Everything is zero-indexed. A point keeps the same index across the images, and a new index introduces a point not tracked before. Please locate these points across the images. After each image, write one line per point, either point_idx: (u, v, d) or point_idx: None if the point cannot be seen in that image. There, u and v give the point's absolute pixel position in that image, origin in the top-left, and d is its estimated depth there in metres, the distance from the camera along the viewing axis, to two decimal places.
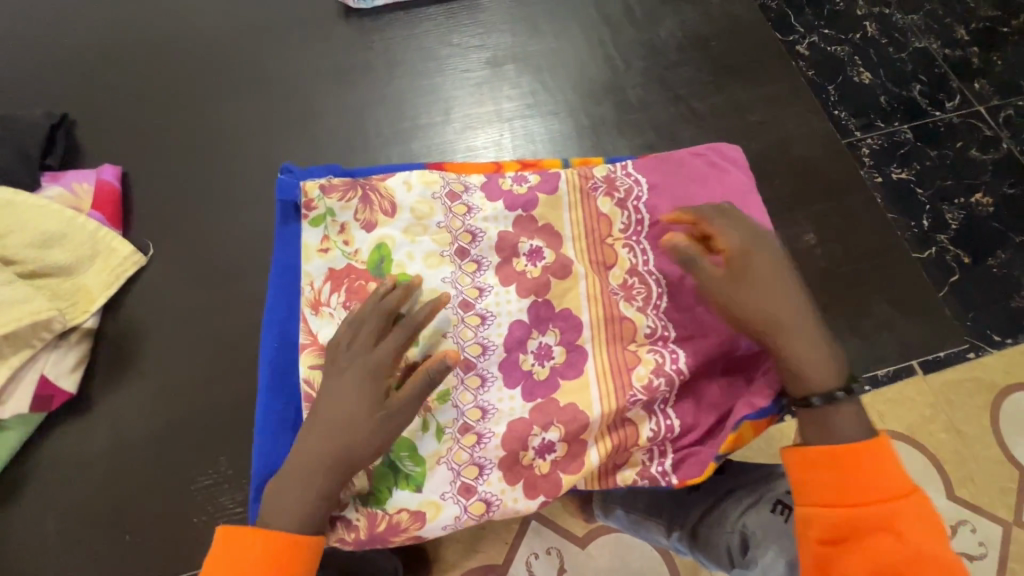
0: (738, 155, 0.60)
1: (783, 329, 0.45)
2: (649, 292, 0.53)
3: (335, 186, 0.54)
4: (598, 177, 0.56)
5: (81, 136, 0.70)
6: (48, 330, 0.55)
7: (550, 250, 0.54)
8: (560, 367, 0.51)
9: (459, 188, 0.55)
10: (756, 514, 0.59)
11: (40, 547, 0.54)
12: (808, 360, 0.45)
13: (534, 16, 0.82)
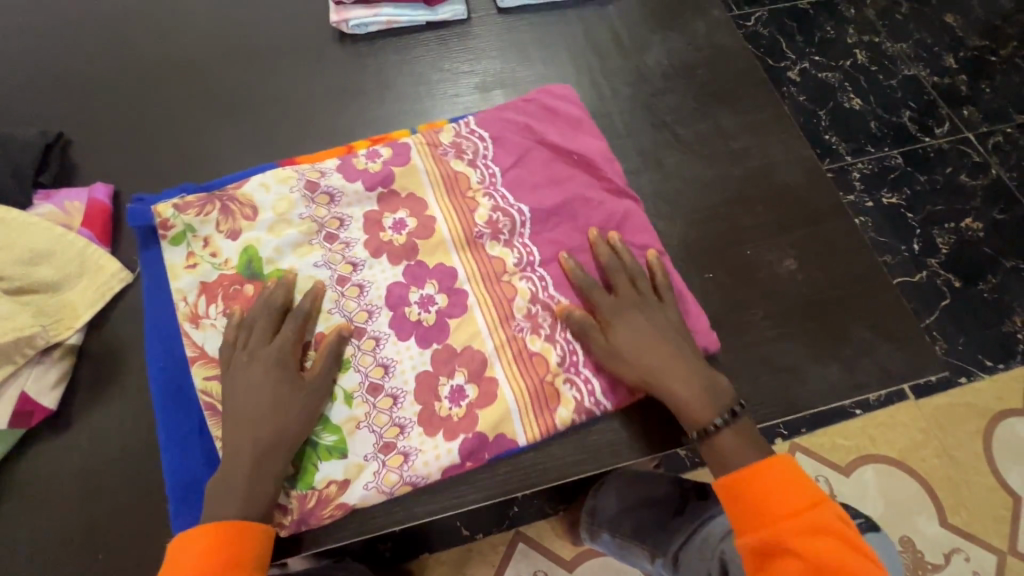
0: (564, 91, 0.73)
1: (655, 374, 0.58)
2: (512, 225, 0.65)
3: (188, 204, 0.63)
4: (446, 142, 0.68)
5: (75, 154, 0.71)
6: (31, 346, 0.56)
7: (412, 217, 0.64)
8: (445, 309, 0.61)
9: (315, 177, 0.65)
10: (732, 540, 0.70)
11: (10, 565, 0.54)
12: (683, 400, 0.58)
13: (523, 43, 0.84)
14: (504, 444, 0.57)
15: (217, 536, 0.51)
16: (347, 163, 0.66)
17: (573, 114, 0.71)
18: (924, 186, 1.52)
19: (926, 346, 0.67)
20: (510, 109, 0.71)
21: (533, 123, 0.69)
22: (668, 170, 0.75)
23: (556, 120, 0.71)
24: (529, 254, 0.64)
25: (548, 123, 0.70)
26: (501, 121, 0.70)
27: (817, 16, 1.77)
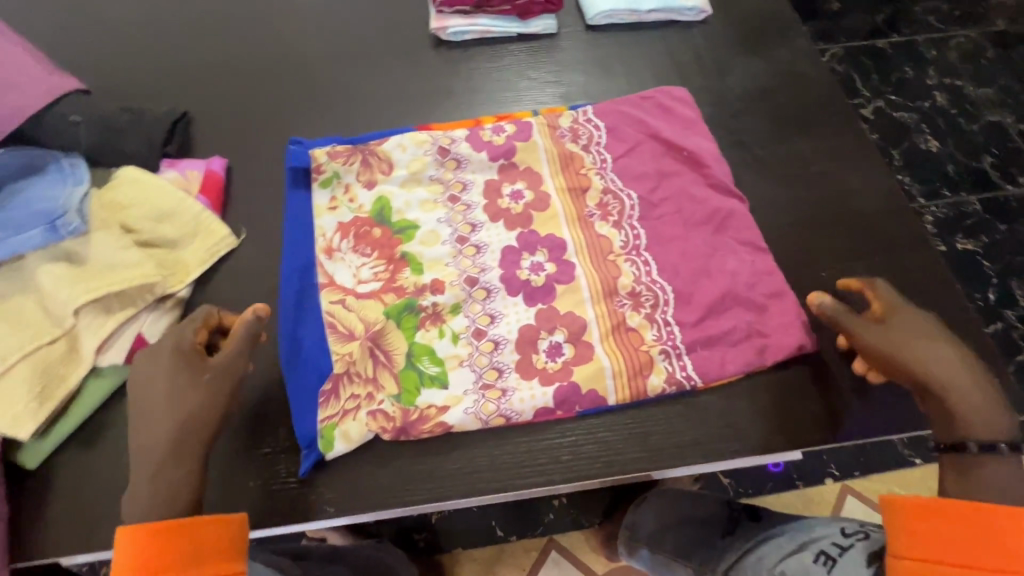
0: (684, 94, 0.78)
1: (953, 380, 0.54)
2: (622, 209, 0.70)
3: (339, 153, 0.71)
4: (564, 127, 0.75)
5: (196, 131, 0.78)
6: (151, 293, 0.61)
7: (529, 191, 0.71)
8: (554, 275, 0.66)
9: (446, 143, 0.72)
10: (794, 562, 0.64)
11: (103, 493, 0.57)
12: (978, 408, 0.53)
13: (607, 59, 0.88)
14: (593, 400, 0.61)
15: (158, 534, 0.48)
16: (475, 134, 0.73)
17: (687, 115, 0.77)
18: (1004, 235, 1.45)
19: (1005, 386, 0.64)
20: (627, 104, 0.77)
21: (649, 119, 0.75)
22: (745, 188, 0.76)
23: (671, 119, 0.76)
24: (635, 237, 0.68)
25: (662, 120, 0.76)
26: (617, 114, 0.76)
27: (896, 56, 1.74)
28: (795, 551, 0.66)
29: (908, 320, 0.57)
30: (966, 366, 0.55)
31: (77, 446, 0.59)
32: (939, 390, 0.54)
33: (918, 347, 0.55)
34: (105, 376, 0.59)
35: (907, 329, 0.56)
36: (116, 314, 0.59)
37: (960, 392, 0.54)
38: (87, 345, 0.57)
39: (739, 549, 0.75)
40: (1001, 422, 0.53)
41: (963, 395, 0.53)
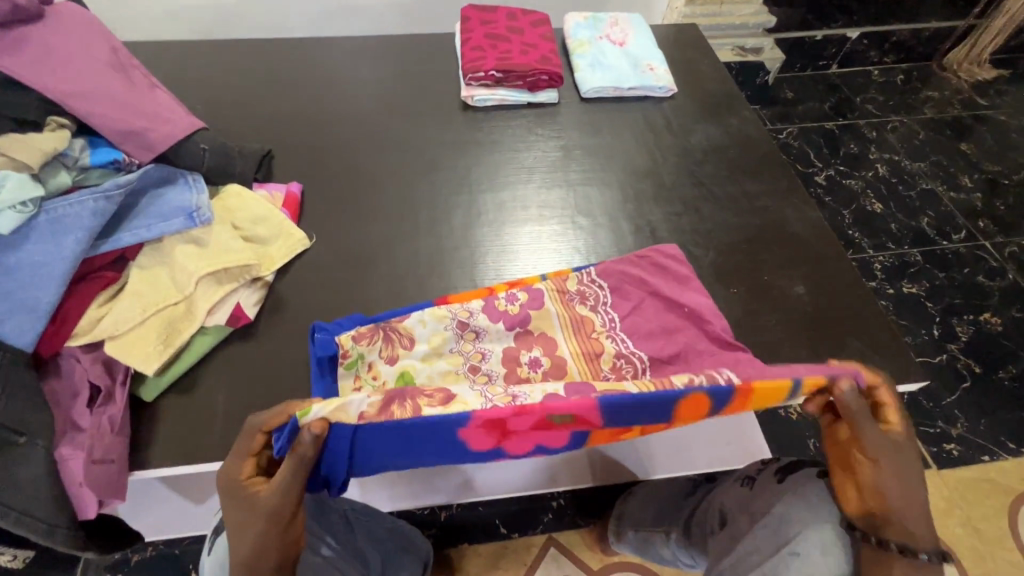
0: (675, 250, 0.88)
1: (908, 510, 0.58)
2: (634, 369, 0.77)
3: (363, 335, 0.77)
4: (573, 290, 0.83)
5: (277, 164, 1.01)
6: (249, 274, 0.79)
7: (545, 357, 0.78)
8: (548, 370, 0.77)
9: (466, 314, 0.78)
10: (731, 494, 0.86)
11: (200, 424, 0.73)
12: (916, 528, 0.58)
13: (597, 122, 1.13)
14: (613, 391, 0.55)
15: None
16: (491, 304, 0.80)
17: (681, 271, 0.85)
18: (943, 281, 1.67)
19: (909, 361, 0.82)
20: (625, 263, 0.86)
21: (647, 277, 0.84)
22: (704, 216, 0.97)
23: (666, 275, 0.85)
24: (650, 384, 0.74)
25: (659, 277, 0.85)
26: (618, 274, 0.85)
27: (842, 135, 2.07)
28: (731, 484, 0.87)
29: (899, 446, 0.59)
30: (923, 497, 0.58)
31: (182, 389, 0.75)
32: (891, 512, 0.58)
33: (890, 471, 0.58)
34: (209, 333, 0.76)
35: (901, 452, 0.58)
36: (224, 286, 0.77)
37: (911, 520, 0.58)
38: (201, 307, 0.74)
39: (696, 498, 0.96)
40: (929, 542, 0.58)
41: (909, 522, 0.58)
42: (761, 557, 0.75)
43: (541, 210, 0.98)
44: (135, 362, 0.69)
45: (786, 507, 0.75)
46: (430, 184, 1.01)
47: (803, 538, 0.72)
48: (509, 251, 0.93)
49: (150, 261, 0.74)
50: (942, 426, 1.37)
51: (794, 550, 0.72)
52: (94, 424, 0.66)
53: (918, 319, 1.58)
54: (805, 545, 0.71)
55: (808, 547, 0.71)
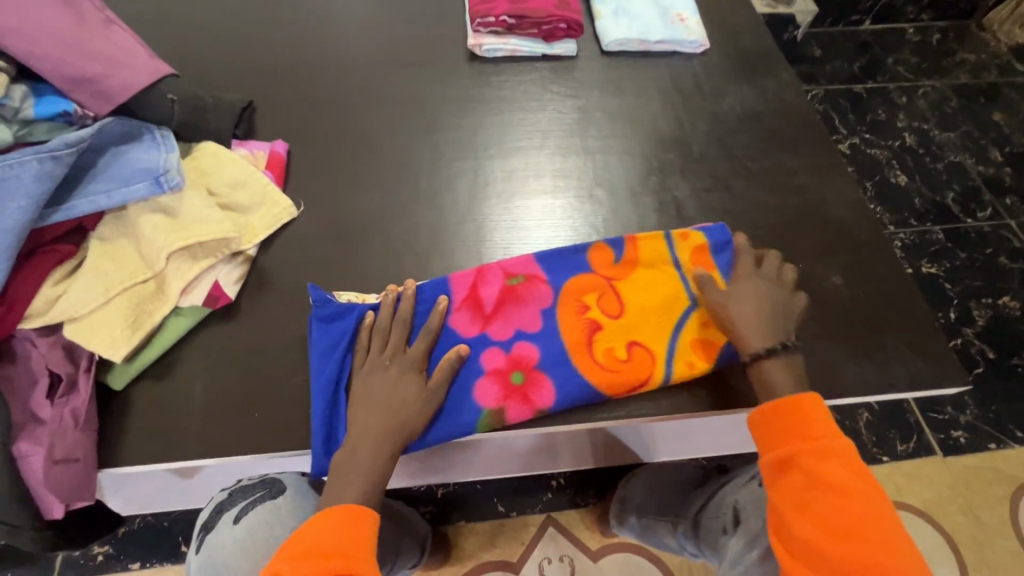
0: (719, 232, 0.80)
1: (750, 325, 0.69)
2: None
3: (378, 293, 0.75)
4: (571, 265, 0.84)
5: (259, 119, 0.89)
6: (228, 248, 0.70)
7: None
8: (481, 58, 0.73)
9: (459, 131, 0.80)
10: (747, 492, 0.83)
11: (178, 415, 0.66)
12: (749, 338, 0.69)
13: (619, 80, 1.01)
14: None
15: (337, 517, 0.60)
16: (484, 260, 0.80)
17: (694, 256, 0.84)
18: (964, 262, 1.60)
19: (949, 364, 0.76)
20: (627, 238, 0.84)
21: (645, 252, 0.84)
22: (735, 193, 0.88)
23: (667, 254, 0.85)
24: None
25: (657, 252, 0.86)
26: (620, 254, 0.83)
27: (871, 99, 1.93)
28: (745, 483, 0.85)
29: (741, 278, 0.73)
30: (779, 324, 0.70)
31: (158, 376, 0.68)
32: (734, 330, 0.70)
33: (737, 298, 0.71)
34: (184, 315, 0.68)
35: (743, 290, 0.72)
36: (199, 263, 0.68)
37: (758, 333, 0.69)
38: (173, 286, 0.66)
39: (707, 492, 0.95)
40: (764, 337, 0.69)
41: (755, 336, 0.69)
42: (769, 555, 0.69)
43: (557, 179, 0.89)
44: (99, 349, 0.61)
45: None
46: (432, 144, 0.90)
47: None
48: (514, 225, 0.84)
49: (111, 233, 0.65)
50: (952, 413, 1.34)
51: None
52: (55, 418, 0.59)
53: (932, 300, 1.53)
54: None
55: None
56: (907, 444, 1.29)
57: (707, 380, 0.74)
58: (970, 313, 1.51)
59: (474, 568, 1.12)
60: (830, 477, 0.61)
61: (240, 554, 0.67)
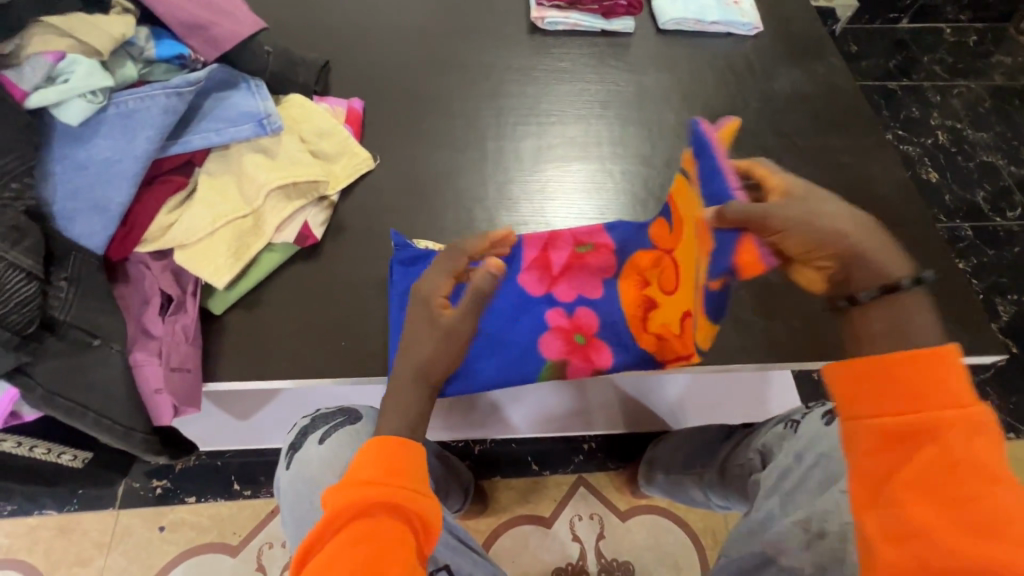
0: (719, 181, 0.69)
1: (868, 248, 0.52)
2: None
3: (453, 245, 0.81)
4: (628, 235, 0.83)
5: (335, 78, 0.94)
6: (317, 191, 0.75)
7: None
8: None
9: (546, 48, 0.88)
10: (773, 433, 0.84)
11: (270, 341, 0.72)
12: (881, 263, 0.51)
13: (675, 57, 1.05)
14: None
15: (387, 453, 0.56)
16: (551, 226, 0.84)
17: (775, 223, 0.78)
18: (991, 259, 1.63)
19: (984, 334, 0.81)
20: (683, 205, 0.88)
21: None
22: (785, 168, 0.92)
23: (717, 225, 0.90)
24: None
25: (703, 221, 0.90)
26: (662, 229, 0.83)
27: (905, 97, 1.95)
28: (772, 425, 0.86)
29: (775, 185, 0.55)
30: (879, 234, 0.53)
31: (250, 305, 0.73)
32: (840, 255, 0.51)
33: (817, 206, 0.52)
34: (276, 251, 0.74)
35: (802, 199, 0.53)
36: (293, 202, 0.73)
37: (870, 253, 0.51)
38: (270, 222, 0.71)
39: (732, 442, 0.95)
40: (896, 263, 0.52)
41: (873, 256, 0.51)
42: (805, 491, 0.71)
43: (616, 147, 0.93)
44: (204, 274, 0.67)
45: (835, 446, 0.72)
46: (498, 108, 0.95)
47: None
48: (575, 188, 0.88)
49: (217, 169, 0.70)
50: None
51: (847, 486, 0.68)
52: (168, 332, 0.66)
53: None
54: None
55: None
56: None
57: None
58: (996, 308, 1.54)
59: (509, 520, 1.17)
60: (961, 457, 0.44)
61: (327, 467, 0.73)
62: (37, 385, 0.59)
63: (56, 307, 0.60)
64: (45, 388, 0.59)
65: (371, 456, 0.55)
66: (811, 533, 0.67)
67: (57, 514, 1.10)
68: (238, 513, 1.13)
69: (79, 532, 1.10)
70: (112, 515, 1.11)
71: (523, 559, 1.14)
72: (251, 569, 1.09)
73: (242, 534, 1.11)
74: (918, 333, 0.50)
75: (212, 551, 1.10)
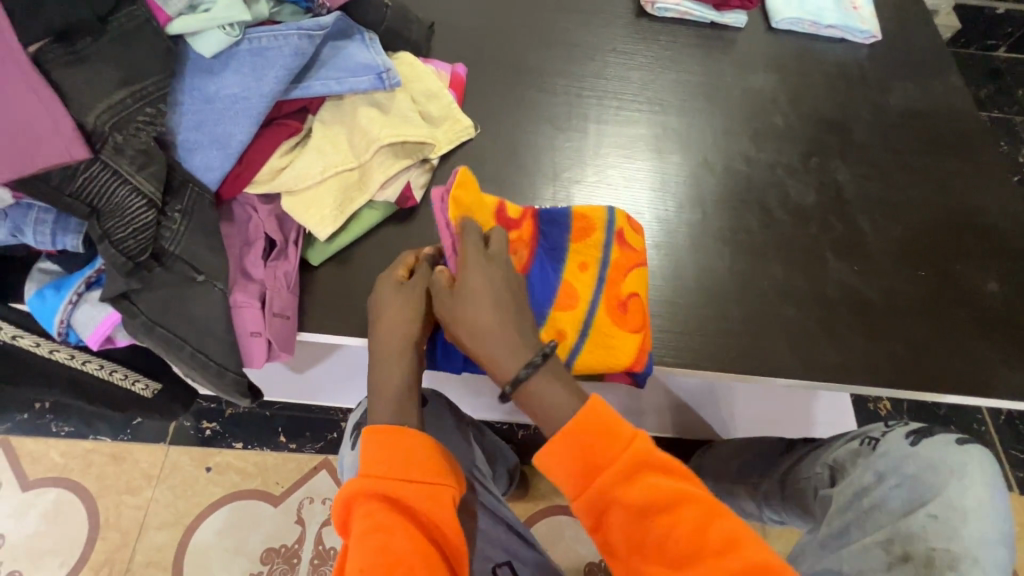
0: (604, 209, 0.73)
1: (480, 334, 0.58)
2: None
3: None
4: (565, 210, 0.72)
5: (438, 43, 0.92)
6: (422, 153, 0.74)
7: None
8: None
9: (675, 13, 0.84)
10: (846, 450, 0.78)
11: (360, 298, 0.71)
12: (508, 362, 0.58)
13: (784, 58, 1.00)
14: None
15: (392, 448, 0.55)
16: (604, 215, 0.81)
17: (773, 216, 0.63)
18: None
19: None
20: (785, 210, 0.84)
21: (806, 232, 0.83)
22: (894, 186, 0.88)
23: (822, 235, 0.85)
24: None
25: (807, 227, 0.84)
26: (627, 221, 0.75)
27: (993, 129, 1.83)
28: (844, 441, 0.79)
29: (466, 269, 0.60)
30: (502, 320, 0.58)
31: (346, 259, 0.73)
32: (470, 342, 0.59)
33: (464, 300, 0.59)
34: (376, 208, 0.72)
35: (459, 291, 0.59)
36: (400, 161, 0.72)
37: (485, 339, 0.58)
38: (376, 178, 0.70)
39: (795, 456, 0.87)
40: (519, 356, 0.58)
41: (488, 341, 0.58)
42: None
43: (717, 143, 0.89)
44: (309, 224, 0.67)
45: (923, 469, 0.69)
46: (600, 89, 0.92)
47: (944, 500, 0.64)
48: (674, 180, 0.85)
49: (331, 119, 0.69)
50: None
51: (935, 511, 0.64)
52: (268, 277, 0.65)
53: None
54: (944, 508, 0.64)
55: (955, 511, 0.63)
56: None
57: (853, 358, 0.75)
58: None
59: (547, 508, 1.16)
60: (642, 501, 0.51)
61: None
62: (140, 312, 0.61)
63: (167, 238, 0.61)
64: (147, 316, 0.61)
65: (371, 453, 0.55)
66: (895, 556, 0.63)
67: (111, 441, 1.13)
68: (283, 464, 1.14)
69: (130, 462, 1.12)
70: (162, 450, 1.13)
71: (557, 548, 1.13)
72: (292, 521, 1.10)
73: (285, 485, 1.13)
74: (565, 407, 0.56)
75: (255, 497, 1.11)
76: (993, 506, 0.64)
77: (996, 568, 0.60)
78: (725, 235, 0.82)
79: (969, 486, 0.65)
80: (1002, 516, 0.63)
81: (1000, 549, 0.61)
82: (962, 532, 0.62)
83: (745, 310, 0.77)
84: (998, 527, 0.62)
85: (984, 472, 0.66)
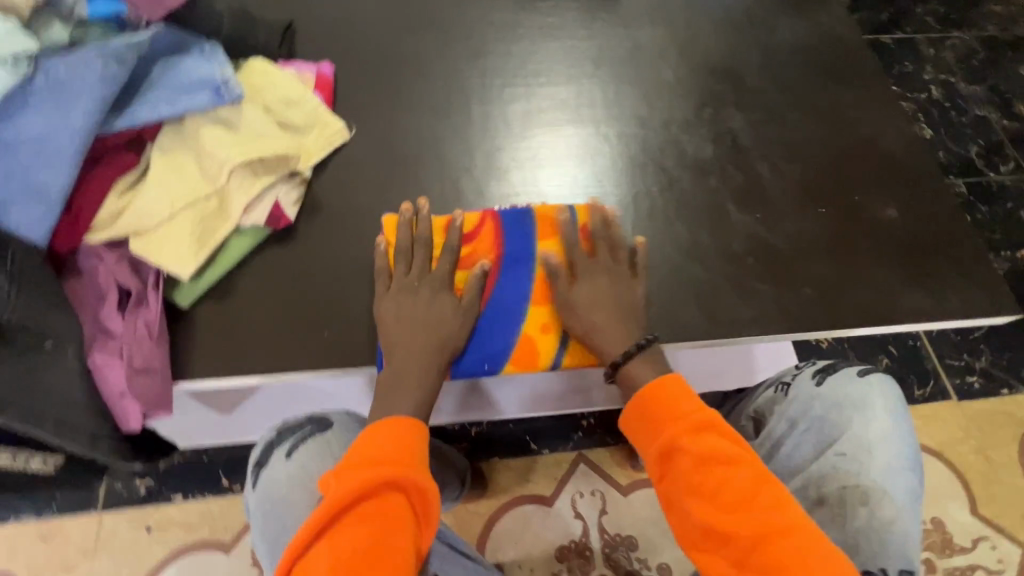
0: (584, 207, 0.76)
1: (598, 336, 0.65)
2: None
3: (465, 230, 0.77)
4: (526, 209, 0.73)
5: (300, 43, 0.85)
6: (287, 166, 0.68)
7: None
8: None
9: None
10: (763, 397, 0.76)
11: (245, 332, 0.66)
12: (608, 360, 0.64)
13: (669, 8, 0.97)
14: None
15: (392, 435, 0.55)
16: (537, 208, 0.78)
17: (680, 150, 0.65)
18: (984, 216, 1.59)
19: (997, 292, 0.78)
20: (683, 167, 0.82)
21: (707, 186, 0.81)
22: (789, 126, 0.87)
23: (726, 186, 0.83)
24: None
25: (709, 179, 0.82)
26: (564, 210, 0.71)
27: (898, 51, 1.82)
28: (760, 389, 0.78)
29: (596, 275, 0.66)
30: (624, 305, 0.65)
31: (224, 293, 0.67)
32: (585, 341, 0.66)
33: (585, 297, 0.66)
34: (245, 235, 0.67)
35: (583, 292, 0.66)
36: (261, 179, 0.66)
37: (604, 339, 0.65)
38: (236, 203, 0.64)
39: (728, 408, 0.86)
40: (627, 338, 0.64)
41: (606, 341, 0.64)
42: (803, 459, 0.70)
43: (610, 108, 0.86)
44: (166, 264, 0.61)
45: (830, 409, 0.69)
46: (482, 68, 0.87)
47: (852, 438, 0.67)
48: (571, 154, 0.82)
49: (171, 144, 0.63)
50: (969, 359, 1.36)
51: (842, 450, 0.66)
52: (128, 330, 0.60)
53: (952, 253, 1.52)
54: (852, 445, 0.66)
55: (860, 448, 0.66)
56: (924, 388, 1.32)
57: (763, 307, 0.75)
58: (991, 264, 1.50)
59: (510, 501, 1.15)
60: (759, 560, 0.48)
61: (294, 487, 0.68)
62: None
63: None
64: None
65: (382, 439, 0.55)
66: (809, 500, 0.65)
67: (37, 520, 1.05)
68: (228, 508, 1.09)
69: (61, 537, 1.05)
70: (95, 518, 1.06)
71: (525, 539, 1.12)
72: (248, 564, 1.06)
73: (235, 529, 1.08)
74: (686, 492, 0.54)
75: (203, 547, 1.06)
76: (894, 434, 0.67)
77: (902, 492, 0.63)
78: (626, 202, 0.79)
79: (872, 419, 0.67)
80: (900, 443, 0.67)
81: (902, 472, 0.65)
82: (868, 467, 0.65)
83: (652, 276, 0.75)
84: (900, 455, 0.66)
85: (885, 403, 0.69)
